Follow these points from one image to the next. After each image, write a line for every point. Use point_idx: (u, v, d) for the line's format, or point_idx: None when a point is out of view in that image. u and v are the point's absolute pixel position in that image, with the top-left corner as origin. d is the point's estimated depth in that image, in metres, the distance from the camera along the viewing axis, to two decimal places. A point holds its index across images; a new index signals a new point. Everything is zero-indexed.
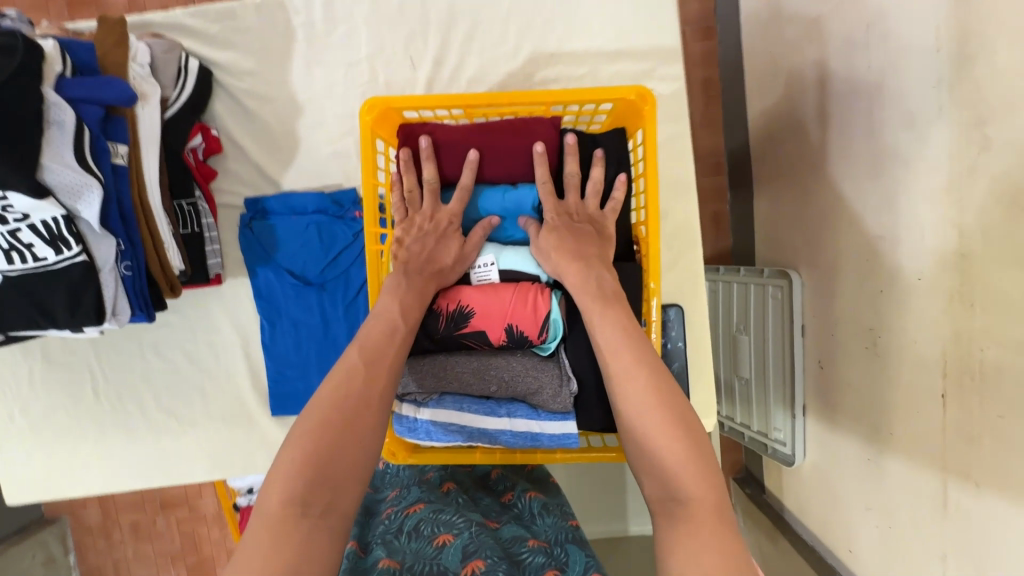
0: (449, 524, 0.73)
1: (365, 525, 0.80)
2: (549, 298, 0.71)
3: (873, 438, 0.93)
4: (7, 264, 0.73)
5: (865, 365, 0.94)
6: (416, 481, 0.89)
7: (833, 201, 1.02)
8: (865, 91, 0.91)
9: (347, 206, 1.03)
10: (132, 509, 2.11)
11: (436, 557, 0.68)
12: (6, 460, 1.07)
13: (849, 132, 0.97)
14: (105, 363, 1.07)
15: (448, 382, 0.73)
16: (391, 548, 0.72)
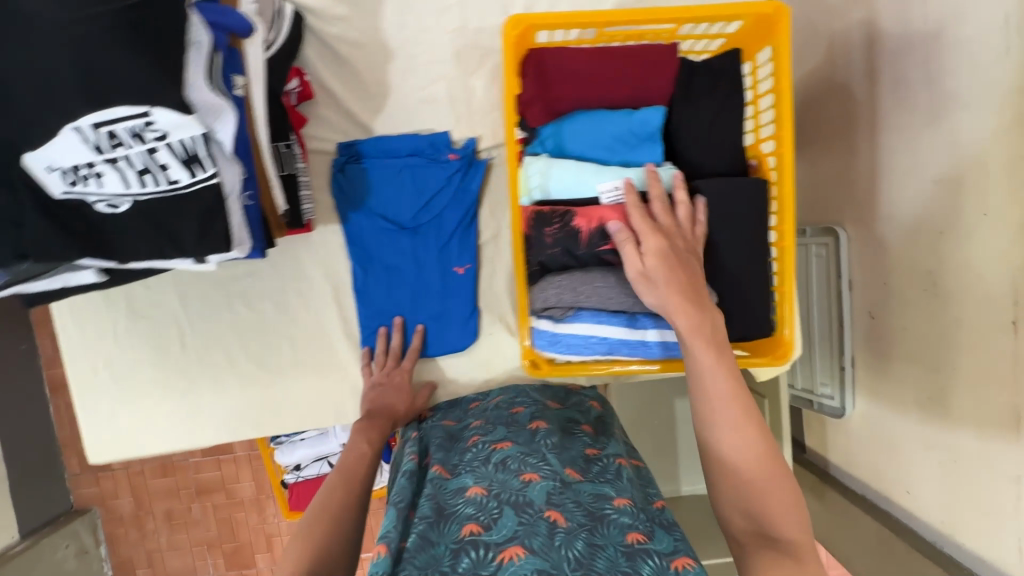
0: (536, 465, 0.74)
1: (452, 445, 0.88)
2: (688, 214, 0.73)
3: (931, 387, 0.90)
4: (140, 186, 0.73)
5: (919, 309, 0.91)
6: (496, 408, 0.97)
7: (864, 159, 1.00)
8: (914, 44, 0.87)
9: (440, 149, 1.03)
10: (165, 497, 2.06)
11: (520, 492, 0.69)
12: (89, 415, 1.05)
13: (896, 86, 0.92)
14: (190, 314, 1.05)
15: (589, 297, 0.74)
16: (478, 476, 0.75)
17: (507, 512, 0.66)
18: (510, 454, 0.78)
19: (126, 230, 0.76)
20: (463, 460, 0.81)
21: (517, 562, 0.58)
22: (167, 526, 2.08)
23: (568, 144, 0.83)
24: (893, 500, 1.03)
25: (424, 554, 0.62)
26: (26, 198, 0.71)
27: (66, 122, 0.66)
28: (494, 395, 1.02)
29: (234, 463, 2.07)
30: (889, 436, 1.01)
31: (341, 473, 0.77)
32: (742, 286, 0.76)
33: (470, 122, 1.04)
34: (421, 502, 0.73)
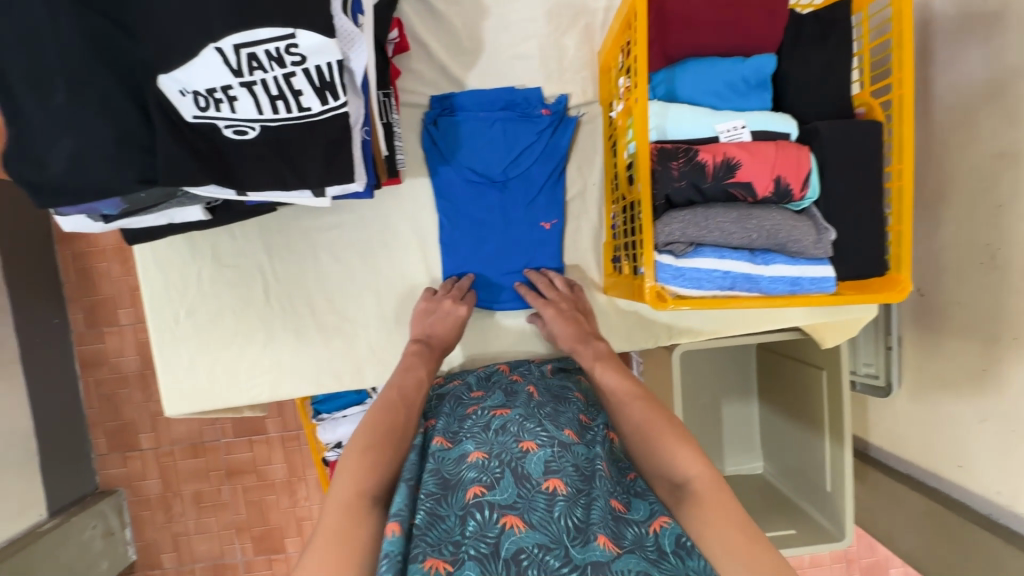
0: (534, 432, 0.79)
1: (453, 407, 0.91)
2: (809, 154, 0.76)
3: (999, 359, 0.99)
4: (272, 112, 0.73)
5: (994, 277, 0.97)
6: (495, 378, 1.00)
7: (935, 135, 1.04)
8: (980, 23, 0.94)
9: (533, 104, 1.04)
10: (194, 479, 1.77)
11: (520, 460, 0.74)
12: (169, 364, 1.04)
13: (956, 64, 0.99)
14: (276, 263, 1.05)
15: (713, 231, 0.75)
16: (479, 442, 0.79)
17: (509, 478, 0.72)
18: (509, 420, 0.82)
19: (251, 158, 0.76)
20: (462, 427, 0.85)
21: (518, 532, 0.65)
22: (195, 511, 1.78)
23: (679, 90, 0.85)
24: (944, 475, 1.14)
25: (437, 528, 0.67)
26: (160, 118, 0.70)
27: (211, 42, 0.67)
28: (501, 365, 1.04)
29: (266, 444, 1.80)
30: (964, 398, 1.07)
31: (401, 396, 0.84)
32: (859, 227, 0.77)
33: (561, 80, 1.06)
34: (424, 475, 0.76)
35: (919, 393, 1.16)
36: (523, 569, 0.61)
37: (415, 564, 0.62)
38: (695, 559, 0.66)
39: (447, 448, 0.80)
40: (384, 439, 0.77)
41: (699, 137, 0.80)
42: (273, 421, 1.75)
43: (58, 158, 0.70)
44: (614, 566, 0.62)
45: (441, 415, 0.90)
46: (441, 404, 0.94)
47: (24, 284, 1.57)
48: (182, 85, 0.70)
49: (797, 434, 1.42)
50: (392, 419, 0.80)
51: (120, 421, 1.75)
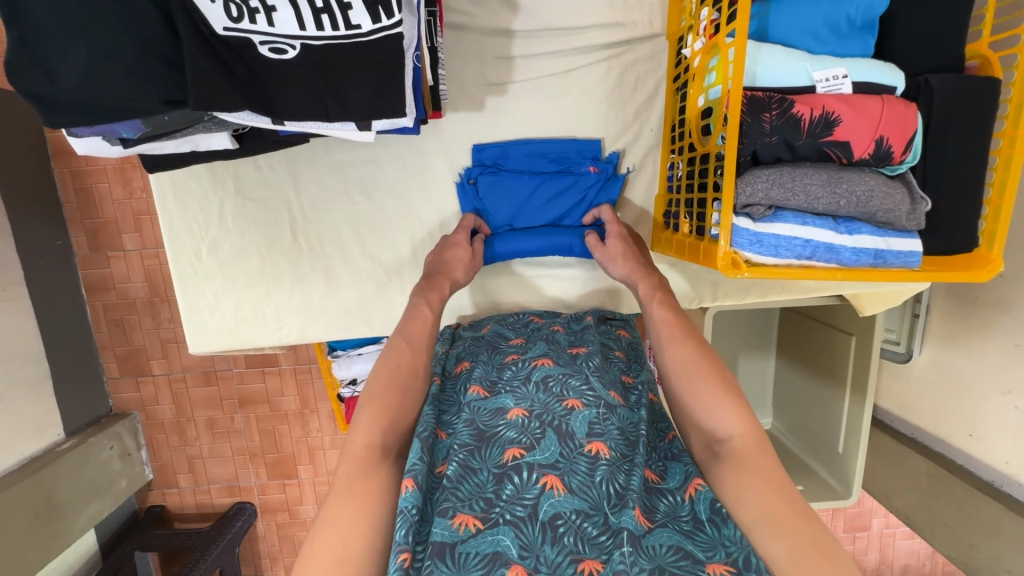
0: (579, 391, 0.75)
1: (488, 354, 0.86)
2: (916, 114, 0.68)
3: None
4: (316, 30, 0.64)
5: None
6: (532, 327, 0.95)
7: None
8: None
9: (582, 158, 0.98)
10: (207, 406, 1.72)
11: (564, 419, 0.71)
12: (192, 303, 1.00)
13: None
14: (304, 201, 0.98)
15: (798, 195, 0.68)
16: (518, 397, 0.75)
17: (550, 437, 0.69)
18: (552, 373, 0.78)
19: (291, 81, 0.67)
20: (501, 376, 0.80)
21: (556, 495, 0.62)
22: (209, 436, 1.75)
23: (771, 28, 0.74)
24: (951, 442, 1.14)
25: (467, 482, 0.64)
26: (185, 27, 0.60)
27: None
28: (534, 317, 0.99)
29: (278, 375, 1.72)
30: (991, 369, 1.04)
31: (409, 344, 0.77)
32: (956, 188, 0.71)
33: (625, 6, 0.91)
34: (457, 424, 0.72)
35: (940, 359, 1.14)
36: (560, 536, 0.58)
37: (444, 521, 0.59)
38: (731, 527, 0.59)
39: (484, 397, 0.76)
40: (390, 388, 0.72)
41: (795, 87, 0.71)
42: (284, 353, 1.67)
43: (70, 70, 0.61)
44: (649, 542, 0.59)
45: (476, 360, 0.85)
46: (475, 349, 0.89)
47: (17, 203, 1.44)
48: None
49: (817, 394, 1.36)
50: (400, 365, 0.74)
51: (131, 346, 1.67)
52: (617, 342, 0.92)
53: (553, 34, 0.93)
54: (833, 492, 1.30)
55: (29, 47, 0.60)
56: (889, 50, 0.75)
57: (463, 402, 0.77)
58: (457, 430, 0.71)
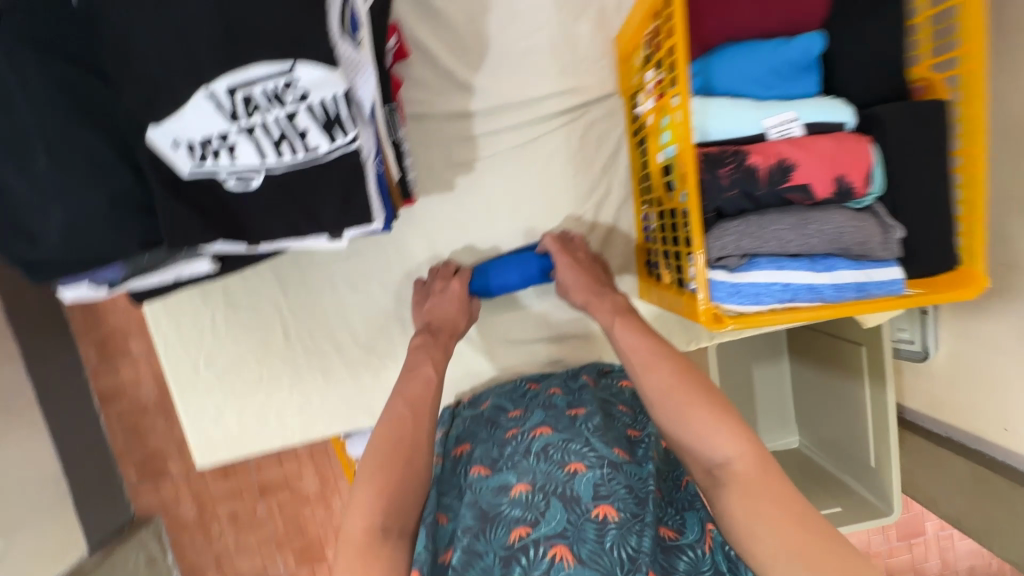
0: (580, 453, 0.73)
1: (489, 431, 0.85)
2: (872, 146, 0.69)
3: None
4: (276, 157, 0.66)
5: None
6: (530, 394, 0.94)
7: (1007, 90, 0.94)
8: None
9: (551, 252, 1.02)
10: (228, 499, 1.70)
11: (567, 485, 0.70)
12: (195, 417, 1.00)
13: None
14: (292, 301, 0.99)
15: (767, 242, 0.69)
16: (520, 471, 0.74)
17: (554, 506, 0.68)
18: (551, 441, 0.77)
19: (258, 209, 0.69)
20: (502, 452, 0.79)
21: (566, 568, 0.62)
22: (233, 530, 1.72)
23: (715, 81, 0.76)
24: (984, 436, 1.09)
25: (476, 568, 0.64)
26: (154, 178, 0.63)
27: (201, 88, 0.59)
28: (531, 382, 0.98)
29: (296, 459, 1.71)
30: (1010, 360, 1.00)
31: (411, 409, 0.75)
32: (928, 209, 0.71)
33: (575, 73, 0.95)
34: (463, 508, 0.72)
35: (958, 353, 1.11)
36: None
37: None
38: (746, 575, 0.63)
39: (486, 477, 0.75)
40: None
41: (746, 136, 0.72)
42: None
43: (49, 232, 0.64)
44: None
45: (477, 441, 0.83)
46: (476, 427, 0.88)
47: (35, 326, 1.45)
48: (173, 136, 0.62)
49: (833, 406, 1.34)
50: (401, 437, 0.71)
51: (148, 450, 1.67)
52: (621, 397, 0.91)
53: (511, 109, 0.96)
54: (874, 509, 1.24)
55: (13, 215, 0.63)
56: (833, 86, 0.77)
57: (466, 484, 0.77)
58: (463, 515, 0.71)
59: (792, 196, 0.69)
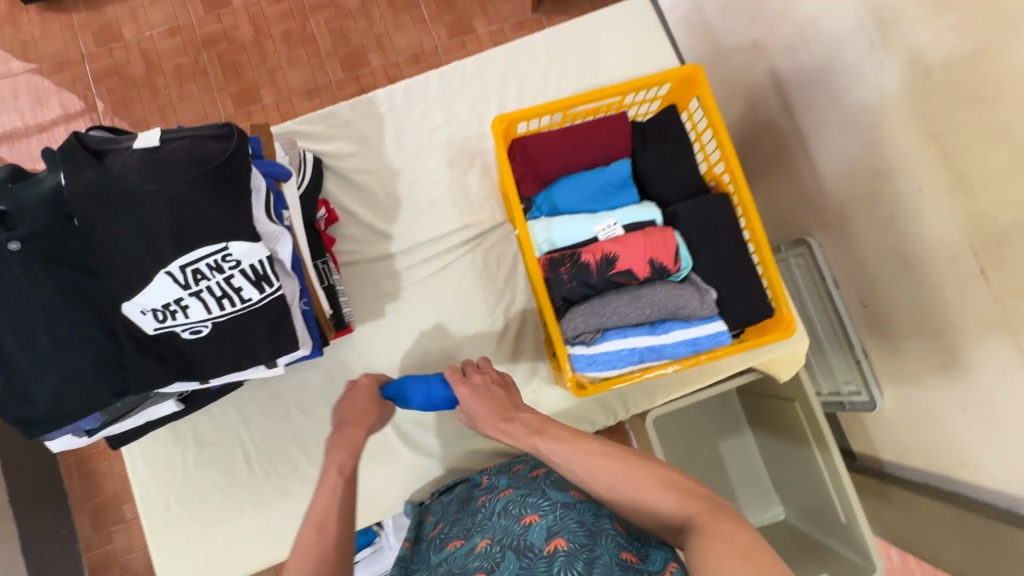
0: (536, 504, 0.81)
1: (466, 509, 0.93)
2: (674, 234, 0.89)
3: (938, 349, 1.03)
4: (219, 310, 0.86)
5: (902, 284, 1.06)
6: (508, 470, 1.02)
7: (823, 168, 1.19)
8: (820, 77, 1.14)
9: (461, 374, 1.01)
10: None
11: (523, 534, 0.76)
12: (167, 556, 1.08)
13: (817, 112, 1.17)
14: (253, 431, 1.13)
15: (610, 317, 0.85)
16: (487, 532, 0.81)
17: (510, 556, 0.73)
18: (513, 501, 0.85)
19: (206, 352, 0.88)
20: (475, 521, 0.87)
21: None
22: None
23: (559, 203, 0.98)
24: (954, 475, 1.09)
25: None
26: (125, 339, 0.83)
27: (161, 269, 0.82)
28: (508, 465, 1.06)
29: None
30: (926, 389, 1.08)
31: (344, 480, 0.75)
32: (735, 273, 0.89)
33: (470, 211, 1.21)
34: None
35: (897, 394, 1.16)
36: None
37: None
38: None
39: (459, 547, 0.82)
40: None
41: (583, 240, 0.92)
42: None
43: (42, 394, 0.82)
44: None
45: (455, 519, 0.92)
46: (458, 508, 0.96)
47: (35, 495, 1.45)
48: (141, 307, 0.83)
49: (792, 465, 1.35)
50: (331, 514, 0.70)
51: None
52: None
53: (424, 246, 1.20)
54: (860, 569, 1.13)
55: (16, 383, 0.82)
56: (649, 194, 1.00)
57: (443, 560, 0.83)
58: None
59: (622, 280, 0.87)
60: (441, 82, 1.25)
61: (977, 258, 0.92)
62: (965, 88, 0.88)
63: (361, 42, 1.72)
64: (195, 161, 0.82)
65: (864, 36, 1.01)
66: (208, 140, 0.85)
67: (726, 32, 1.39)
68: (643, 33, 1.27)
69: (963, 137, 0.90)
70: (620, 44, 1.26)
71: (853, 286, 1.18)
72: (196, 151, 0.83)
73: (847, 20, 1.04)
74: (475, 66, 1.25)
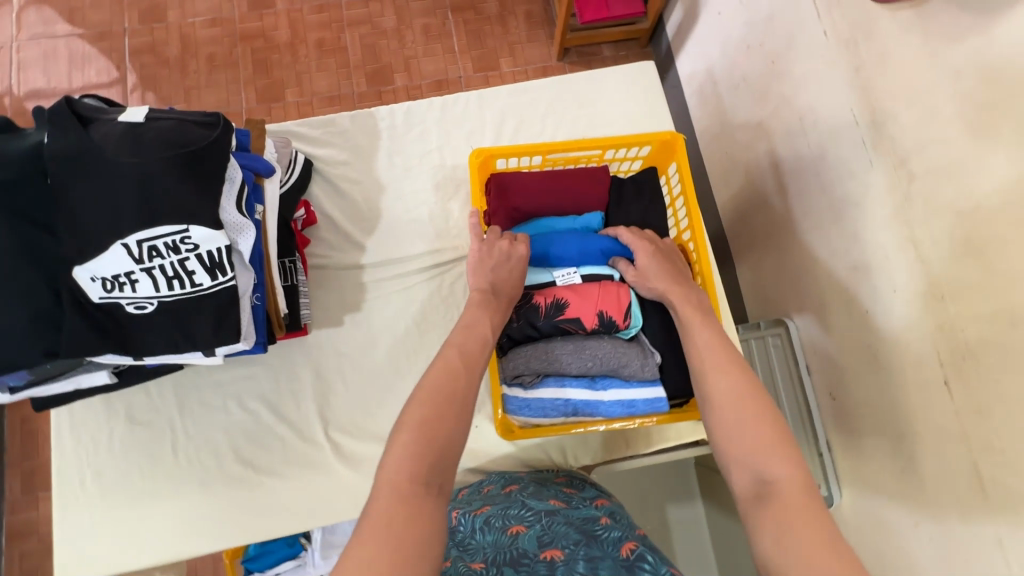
0: (519, 517, 0.82)
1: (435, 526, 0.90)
2: (628, 291, 0.90)
3: (894, 452, 0.99)
4: (167, 289, 0.87)
5: (866, 379, 1.05)
6: (466, 492, 0.98)
7: (808, 252, 1.20)
8: (814, 164, 1.15)
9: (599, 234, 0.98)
10: None
11: (512, 545, 0.76)
12: (72, 531, 1.05)
13: (808, 196, 1.19)
14: (187, 417, 1.11)
15: (551, 363, 0.85)
16: (465, 547, 0.79)
17: (505, 569, 0.72)
18: (490, 514, 0.85)
19: (147, 329, 0.88)
20: (447, 536, 0.84)
21: None
22: None
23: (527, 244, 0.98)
24: None
25: None
26: (67, 302, 0.83)
27: (117, 240, 0.83)
28: (461, 488, 1.01)
29: None
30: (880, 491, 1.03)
31: (447, 366, 0.70)
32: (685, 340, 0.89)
33: (446, 236, 1.22)
34: None
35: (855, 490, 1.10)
36: None
37: None
38: None
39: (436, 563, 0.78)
40: None
41: (541, 283, 0.92)
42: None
43: None
44: None
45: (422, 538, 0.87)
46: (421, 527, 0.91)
47: None
48: (92, 273, 0.83)
49: (737, 545, 1.30)
50: (453, 391, 0.68)
51: None
52: (556, 471, 1.03)
53: (394, 263, 1.21)
54: None
55: None
56: None
57: None
58: None
59: (569, 327, 0.87)
60: (443, 109, 1.28)
61: (940, 367, 0.88)
62: (941, 194, 0.87)
63: (390, 61, 1.78)
64: (171, 139, 0.84)
65: (857, 132, 1.03)
66: (190, 124, 0.88)
67: (735, 107, 1.42)
68: (646, 94, 1.30)
69: (934, 241, 0.89)
70: (621, 101, 1.30)
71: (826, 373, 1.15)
72: (175, 131, 0.86)
73: (839, 114, 1.06)
74: (477, 100, 1.29)
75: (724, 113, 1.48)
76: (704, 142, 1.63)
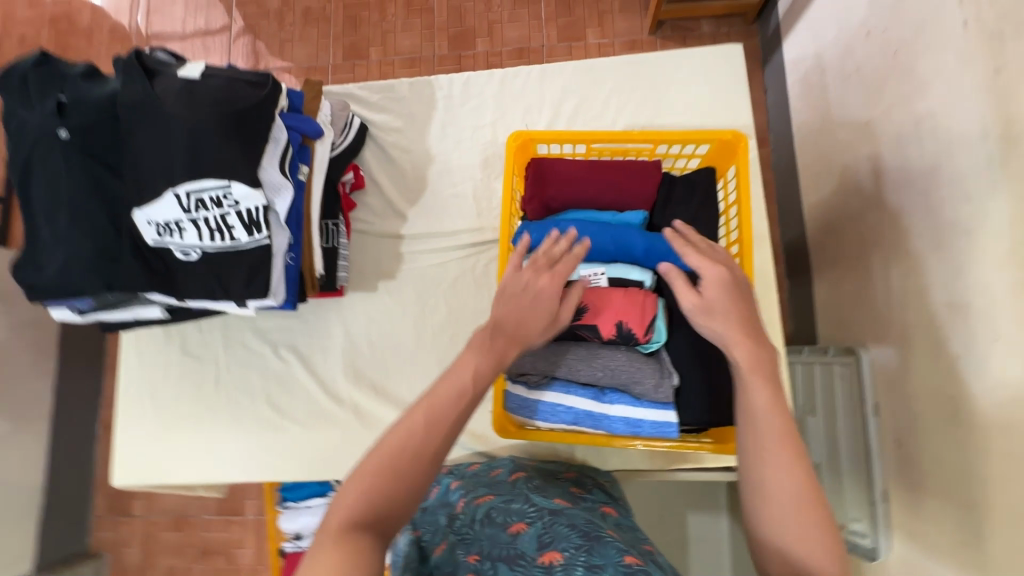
0: (521, 513, 0.73)
1: (440, 511, 0.84)
2: (656, 302, 0.82)
3: (962, 524, 0.85)
4: (210, 241, 0.93)
5: (940, 435, 0.90)
6: (474, 473, 0.94)
7: (897, 281, 1.03)
8: (920, 178, 0.97)
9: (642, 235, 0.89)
10: (171, 553, 1.69)
11: (511, 545, 0.68)
12: (129, 440, 1.18)
13: (906, 215, 1.00)
14: (230, 356, 1.21)
15: (558, 367, 0.81)
16: (467, 543, 0.73)
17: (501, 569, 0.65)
18: (493, 506, 0.77)
19: (190, 275, 0.95)
20: (451, 525, 0.79)
21: None
22: None
23: None
24: None
25: None
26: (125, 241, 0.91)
27: (169, 189, 0.88)
28: (472, 464, 0.99)
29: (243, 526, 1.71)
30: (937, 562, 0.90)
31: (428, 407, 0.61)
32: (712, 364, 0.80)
33: (488, 216, 1.19)
34: None
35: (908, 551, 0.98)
36: None
37: None
38: None
39: (442, 557, 0.73)
40: None
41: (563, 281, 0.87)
42: (253, 502, 1.67)
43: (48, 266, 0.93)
44: None
45: (429, 523, 0.82)
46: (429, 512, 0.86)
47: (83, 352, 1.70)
48: (147, 218, 0.90)
49: None
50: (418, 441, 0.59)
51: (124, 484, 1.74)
52: (569, 466, 0.96)
53: (433, 237, 1.20)
54: None
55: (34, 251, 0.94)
56: None
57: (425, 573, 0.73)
58: None
59: (584, 333, 0.82)
60: (502, 83, 1.23)
61: None
62: None
63: (473, 24, 1.74)
64: (221, 97, 0.88)
65: (981, 145, 0.82)
66: (240, 83, 0.91)
67: (841, 100, 1.23)
68: (729, 80, 1.16)
69: None
70: (697, 87, 1.17)
71: (893, 420, 1.01)
72: (225, 89, 0.90)
73: (958, 121, 0.87)
74: (538, 75, 1.22)
75: (828, 106, 1.29)
76: (801, 138, 1.45)
